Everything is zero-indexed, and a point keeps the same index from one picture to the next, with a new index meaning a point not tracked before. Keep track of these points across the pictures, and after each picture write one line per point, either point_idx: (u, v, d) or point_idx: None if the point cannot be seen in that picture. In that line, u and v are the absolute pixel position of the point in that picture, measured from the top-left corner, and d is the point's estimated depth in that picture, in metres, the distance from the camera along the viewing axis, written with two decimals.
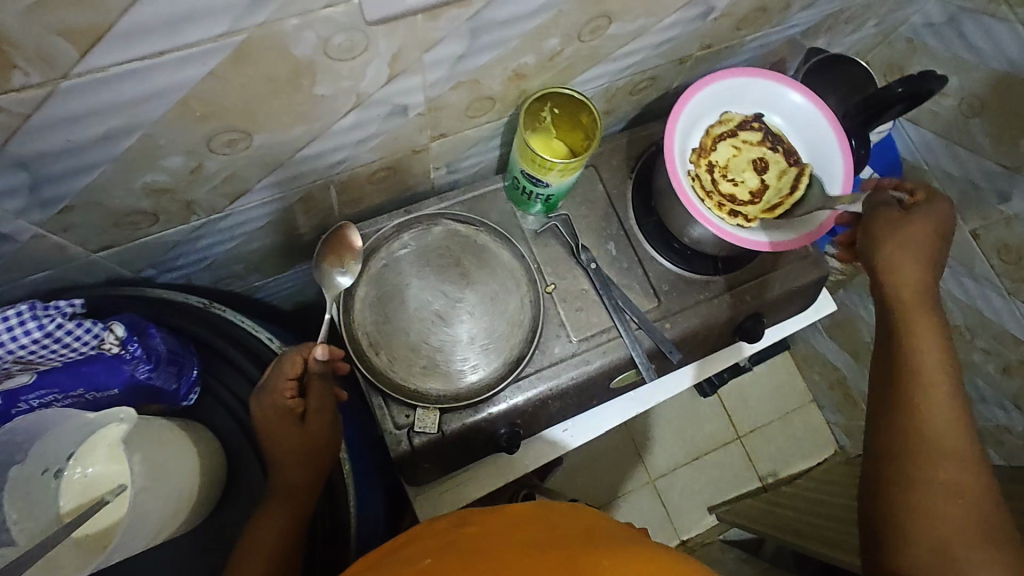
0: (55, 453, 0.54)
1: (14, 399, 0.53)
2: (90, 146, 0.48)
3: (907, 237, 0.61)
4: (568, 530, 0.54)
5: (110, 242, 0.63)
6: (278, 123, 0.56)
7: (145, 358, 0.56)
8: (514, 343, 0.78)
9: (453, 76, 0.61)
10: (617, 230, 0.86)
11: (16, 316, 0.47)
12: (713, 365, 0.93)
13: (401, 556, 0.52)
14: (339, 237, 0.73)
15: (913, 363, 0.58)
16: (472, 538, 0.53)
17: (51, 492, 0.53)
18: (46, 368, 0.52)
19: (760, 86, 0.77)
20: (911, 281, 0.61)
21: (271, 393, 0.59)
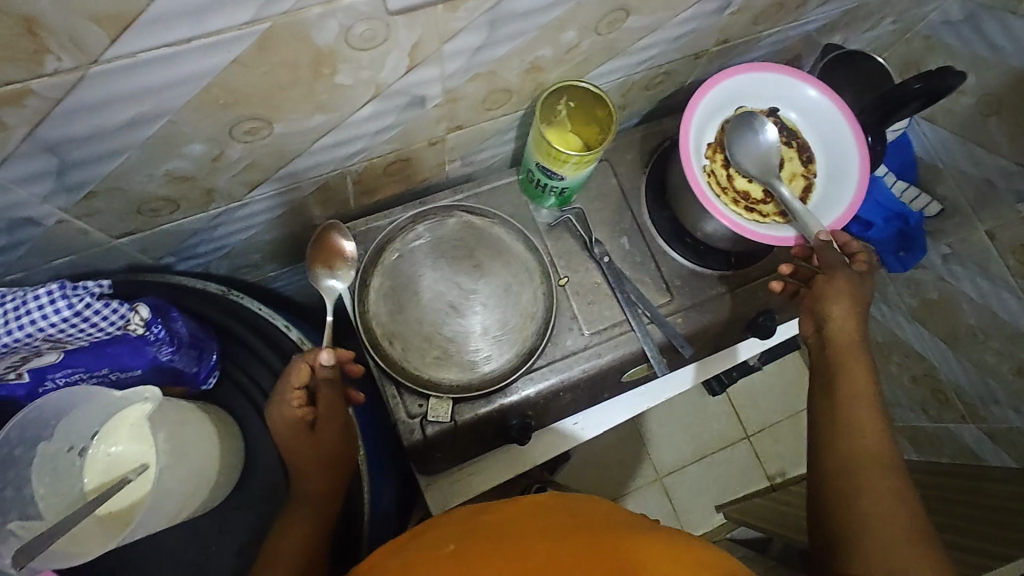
0: (78, 432, 0.54)
1: (42, 377, 0.54)
2: (115, 131, 0.49)
3: (844, 292, 0.65)
4: (584, 517, 0.56)
5: (133, 228, 0.64)
6: (298, 112, 0.56)
7: (168, 341, 0.57)
8: (526, 335, 0.78)
9: (470, 68, 0.61)
10: (630, 224, 0.86)
11: (46, 295, 0.48)
12: (712, 367, 0.91)
13: (426, 543, 0.54)
14: (323, 240, 0.75)
15: (846, 388, 0.61)
16: (492, 528, 0.55)
17: (75, 468, 0.54)
18: (72, 348, 0.53)
19: (775, 80, 0.77)
20: (846, 331, 0.64)
21: (281, 401, 0.59)
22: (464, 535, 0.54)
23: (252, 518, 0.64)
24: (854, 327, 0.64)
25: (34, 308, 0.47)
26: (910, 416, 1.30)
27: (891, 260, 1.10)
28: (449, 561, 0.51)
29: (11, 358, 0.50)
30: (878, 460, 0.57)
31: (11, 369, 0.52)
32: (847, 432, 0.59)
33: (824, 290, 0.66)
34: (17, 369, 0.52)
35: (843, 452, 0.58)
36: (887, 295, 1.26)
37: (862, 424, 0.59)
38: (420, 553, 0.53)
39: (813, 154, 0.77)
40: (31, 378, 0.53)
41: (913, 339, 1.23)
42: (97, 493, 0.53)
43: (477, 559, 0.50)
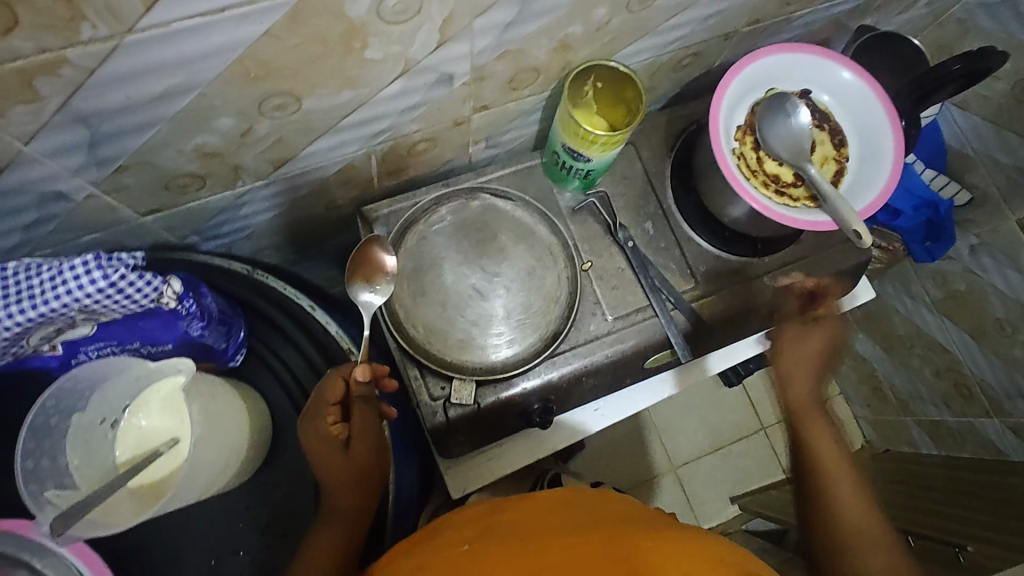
0: (110, 404, 0.54)
1: (75, 349, 0.56)
2: (147, 104, 0.49)
3: (805, 357, 0.76)
4: (600, 512, 0.56)
5: (159, 205, 0.64)
6: (326, 87, 0.56)
7: (199, 316, 0.56)
8: (550, 320, 0.78)
9: (500, 45, 0.60)
10: (655, 209, 0.85)
11: (82, 266, 0.47)
12: (689, 376, 0.90)
13: (442, 542, 0.55)
14: (365, 254, 0.72)
15: (815, 457, 0.73)
16: (506, 526, 0.55)
17: (108, 440, 0.54)
18: (103, 321, 0.54)
19: (808, 62, 0.75)
20: (805, 399, 0.76)
21: (315, 418, 0.59)
22: (478, 535, 0.55)
23: (278, 496, 0.64)
24: (811, 393, 0.76)
25: (70, 279, 0.47)
26: (932, 409, 1.28)
27: (918, 250, 1.08)
28: (464, 559, 0.51)
29: (45, 331, 0.51)
30: (862, 525, 0.68)
31: (47, 342, 0.53)
32: (830, 495, 0.70)
33: (790, 358, 0.77)
34: (51, 341, 0.54)
35: (829, 527, 0.69)
36: (910, 286, 1.23)
37: (834, 483, 0.71)
38: (435, 553, 0.54)
39: (845, 138, 0.75)
40: (66, 349, 0.55)
41: (936, 331, 1.20)
42: (128, 467, 0.53)
43: (490, 555, 0.51)
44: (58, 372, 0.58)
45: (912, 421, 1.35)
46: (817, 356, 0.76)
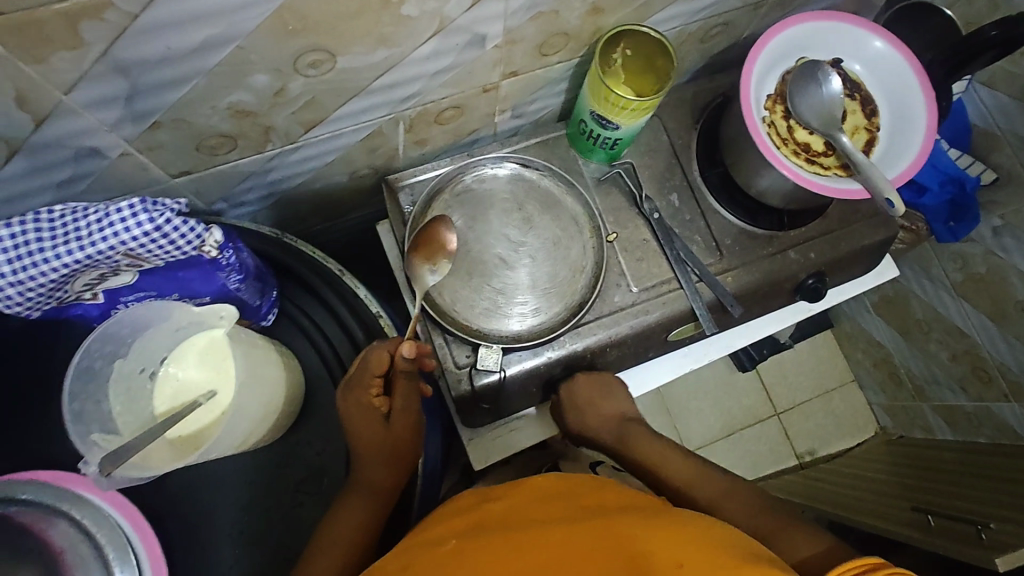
0: (150, 354, 0.55)
1: (116, 298, 0.57)
2: (187, 56, 0.49)
3: (588, 401, 0.77)
4: (594, 501, 0.53)
5: (190, 167, 0.64)
6: (361, 45, 0.55)
7: (237, 269, 0.57)
8: (575, 289, 0.78)
9: (533, 5, 0.60)
10: (681, 181, 0.84)
11: (128, 209, 0.48)
12: (727, 343, 0.91)
13: (427, 541, 0.52)
14: (430, 233, 0.73)
15: (655, 460, 0.73)
16: (495, 520, 0.52)
17: (146, 390, 0.54)
18: (144, 270, 0.54)
19: (840, 31, 0.75)
20: (602, 425, 0.77)
21: (360, 388, 0.60)
22: (466, 530, 0.52)
23: (311, 456, 0.64)
24: (606, 418, 0.77)
25: (117, 222, 0.47)
26: (948, 394, 1.26)
27: (941, 230, 1.07)
28: (450, 557, 0.48)
29: (90, 276, 0.52)
30: (708, 481, 0.69)
31: (89, 289, 0.54)
32: (680, 479, 0.70)
33: (570, 408, 0.77)
34: (92, 290, 0.55)
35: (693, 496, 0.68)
36: (928, 269, 1.21)
37: (676, 463, 0.71)
38: (421, 552, 0.50)
39: (877, 107, 0.75)
40: (106, 299, 0.56)
41: (954, 314, 1.18)
42: (167, 417, 0.53)
43: (479, 549, 0.48)
44: (97, 322, 0.59)
45: (928, 407, 1.33)
46: (610, 409, 0.78)
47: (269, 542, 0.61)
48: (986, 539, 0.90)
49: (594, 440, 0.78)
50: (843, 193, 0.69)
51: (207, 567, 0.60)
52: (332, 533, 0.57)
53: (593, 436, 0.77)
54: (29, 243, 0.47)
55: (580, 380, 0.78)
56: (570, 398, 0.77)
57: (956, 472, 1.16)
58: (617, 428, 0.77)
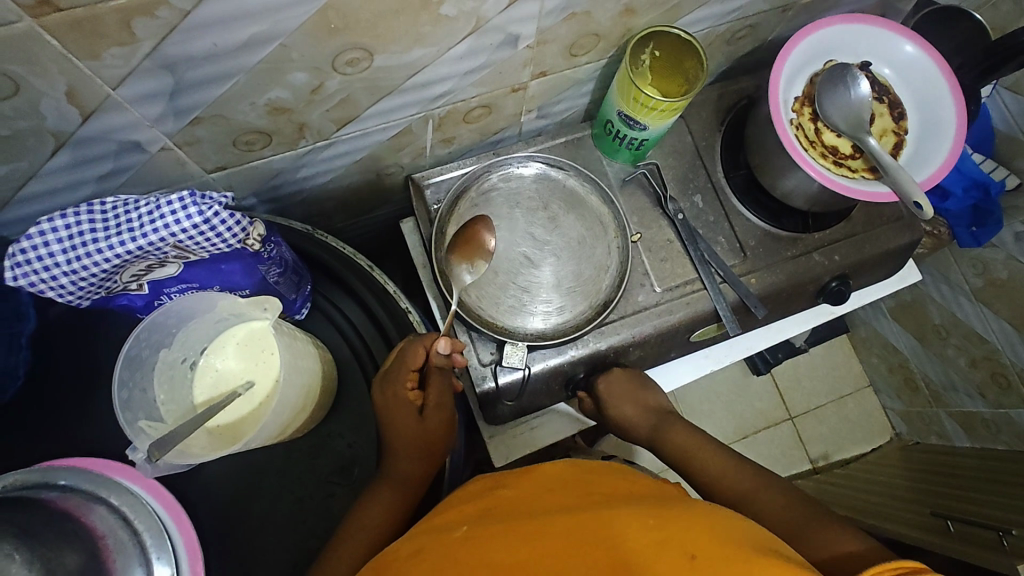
0: (192, 344, 0.56)
1: (159, 289, 0.57)
2: (231, 52, 0.49)
3: (622, 392, 0.78)
4: (603, 492, 0.52)
5: (226, 163, 0.65)
6: (399, 44, 0.56)
7: (277, 262, 0.58)
8: (600, 289, 0.78)
9: (568, 6, 0.60)
10: (705, 182, 0.84)
11: (178, 202, 0.49)
12: (748, 345, 0.91)
13: (437, 526, 0.52)
14: (471, 234, 0.73)
15: (686, 453, 0.73)
16: (505, 507, 0.52)
17: (188, 379, 0.55)
18: (189, 263, 0.56)
19: (870, 35, 0.75)
20: (636, 414, 0.78)
21: (396, 382, 0.61)
22: (476, 516, 0.52)
23: (342, 447, 0.65)
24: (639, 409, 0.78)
25: (167, 215, 0.49)
26: (966, 401, 1.25)
27: (962, 234, 1.05)
28: (462, 541, 0.48)
29: (138, 267, 0.53)
30: (740, 475, 0.67)
31: (136, 280, 0.55)
32: (717, 474, 0.69)
33: (606, 399, 0.78)
34: (139, 281, 0.56)
35: (724, 490, 0.67)
36: (948, 273, 1.20)
37: (707, 456, 0.71)
38: (432, 536, 0.50)
39: (905, 111, 0.75)
40: (150, 290, 0.57)
41: (975, 321, 1.17)
42: (206, 407, 0.54)
43: (491, 535, 0.48)
44: (140, 313, 0.60)
45: (945, 413, 1.32)
46: (645, 402, 0.79)
47: (301, 533, 0.62)
48: (1009, 546, 0.90)
49: (629, 431, 0.79)
50: (872, 196, 0.69)
51: (236, 555, 0.60)
52: (361, 520, 0.58)
53: (628, 427, 0.79)
54: (84, 234, 0.49)
55: (614, 372, 0.79)
56: (608, 388, 0.78)
57: (981, 477, 1.14)
58: (653, 420, 0.78)
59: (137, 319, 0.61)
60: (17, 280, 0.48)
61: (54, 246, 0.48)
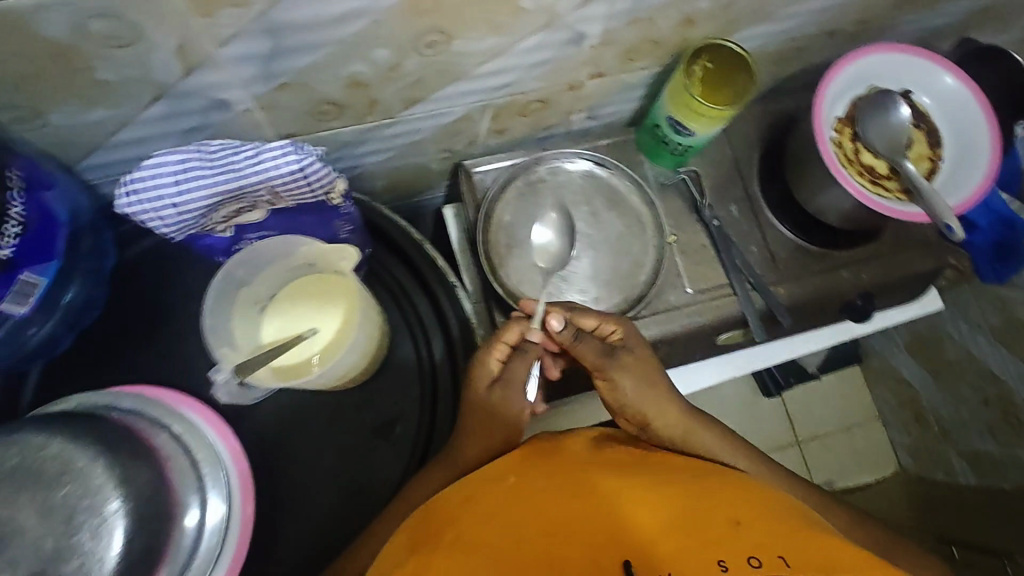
0: (266, 290, 0.62)
1: (241, 235, 0.62)
2: (328, 24, 0.54)
3: (641, 371, 0.64)
4: (645, 459, 0.55)
5: (298, 130, 0.69)
6: (475, 31, 0.60)
7: (350, 220, 0.62)
8: (636, 284, 0.81)
9: (634, 11, 0.65)
10: (741, 193, 0.88)
11: (280, 149, 0.54)
12: (767, 354, 0.94)
13: (487, 476, 0.55)
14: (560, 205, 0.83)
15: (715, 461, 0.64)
16: (548, 464, 0.55)
17: (259, 321, 0.61)
18: (274, 210, 0.61)
19: (914, 64, 0.78)
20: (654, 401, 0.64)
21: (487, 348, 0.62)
22: (521, 470, 0.54)
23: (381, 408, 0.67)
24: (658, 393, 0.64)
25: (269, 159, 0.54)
26: (976, 438, 1.25)
27: (984, 271, 0.96)
28: (513, 492, 0.51)
29: (231, 208, 0.58)
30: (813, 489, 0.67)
31: (225, 223, 0.60)
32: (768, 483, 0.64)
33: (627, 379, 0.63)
34: (227, 224, 0.61)
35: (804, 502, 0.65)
36: (967, 312, 1.21)
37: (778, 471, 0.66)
38: (481, 484, 0.53)
39: (942, 141, 0.78)
40: (234, 235, 0.62)
41: (991, 359, 1.18)
42: (271, 346, 0.59)
43: (541, 489, 0.51)
44: (218, 257, 0.65)
45: (953, 451, 1.31)
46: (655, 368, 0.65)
47: (341, 481, 0.65)
48: None
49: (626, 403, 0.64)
50: (906, 214, 0.72)
51: (278, 496, 0.64)
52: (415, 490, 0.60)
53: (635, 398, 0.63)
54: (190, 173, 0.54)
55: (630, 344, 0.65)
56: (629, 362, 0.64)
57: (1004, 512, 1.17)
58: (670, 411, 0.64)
59: (213, 263, 0.66)
60: (127, 208, 0.54)
61: (164, 180, 0.53)
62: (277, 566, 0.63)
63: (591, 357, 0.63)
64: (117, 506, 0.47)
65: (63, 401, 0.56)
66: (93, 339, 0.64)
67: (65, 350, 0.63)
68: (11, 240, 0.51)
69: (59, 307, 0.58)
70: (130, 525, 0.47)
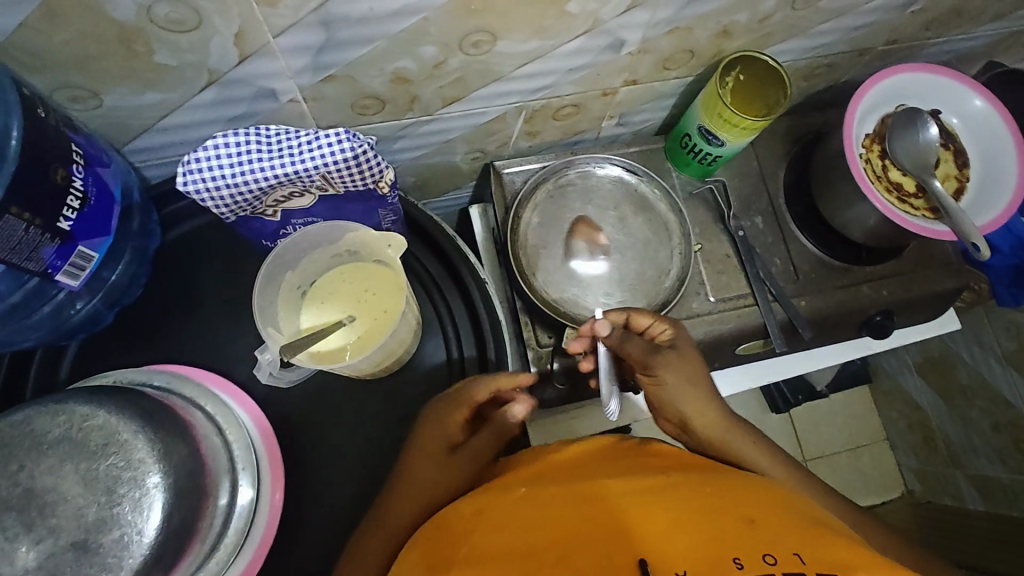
0: (310, 273, 0.65)
1: (288, 219, 0.65)
2: (381, 19, 0.55)
3: (686, 373, 0.67)
4: (656, 462, 0.55)
5: (339, 123, 0.70)
6: (520, 33, 0.61)
7: (394, 212, 0.64)
8: (661, 290, 0.82)
9: (674, 20, 0.66)
10: (766, 206, 0.89)
11: (333, 137, 0.55)
12: (783, 367, 0.95)
13: (496, 486, 0.54)
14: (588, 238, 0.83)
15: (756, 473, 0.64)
16: (559, 472, 0.55)
17: (299, 304, 0.64)
18: (322, 197, 0.63)
19: (941, 84, 0.79)
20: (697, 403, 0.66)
21: (450, 413, 0.61)
22: (531, 479, 0.54)
23: (407, 399, 0.68)
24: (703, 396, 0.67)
25: (322, 146, 0.55)
26: (985, 464, 1.24)
27: (1001, 294, 0.93)
28: (523, 501, 0.51)
29: (280, 194, 0.60)
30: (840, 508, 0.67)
31: (273, 207, 0.62)
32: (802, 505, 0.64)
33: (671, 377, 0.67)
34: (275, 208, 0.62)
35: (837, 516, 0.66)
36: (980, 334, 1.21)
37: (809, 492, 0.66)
38: (493, 495, 0.53)
39: (968, 161, 0.80)
40: (281, 219, 0.64)
41: (1001, 382, 1.17)
42: (311, 331, 0.62)
43: (552, 498, 0.50)
44: (263, 244, 0.67)
45: (962, 475, 1.31)
46: (699, 372, 0.67)
47: (365, 470, 0.65)
48: None
49: (665, 400, 0.67)
50: (933, 232, 0.73)
51: (302, 481, 0.64)
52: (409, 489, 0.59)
53: (673, 397, 0.66)
54: (243, 158, 0.56)
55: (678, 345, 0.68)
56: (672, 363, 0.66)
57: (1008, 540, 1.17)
58: (711, 414, 0.67)
59: (255, 249, 0.68)
60: (186, 187, 0.56)
61: (224, 162, 0.55)
62: (298, 557, 0.63)
63: (636, 354, 0.66)
64: (157, 481, 0.48)
65: (105, 376, 0.58)
66: (131, 319, 0.65)
67: (103, 327, 0.64)
68: (70, 213, 0.52)
69: (105, 286, 0.60)
70: (167, 501, 0.48)
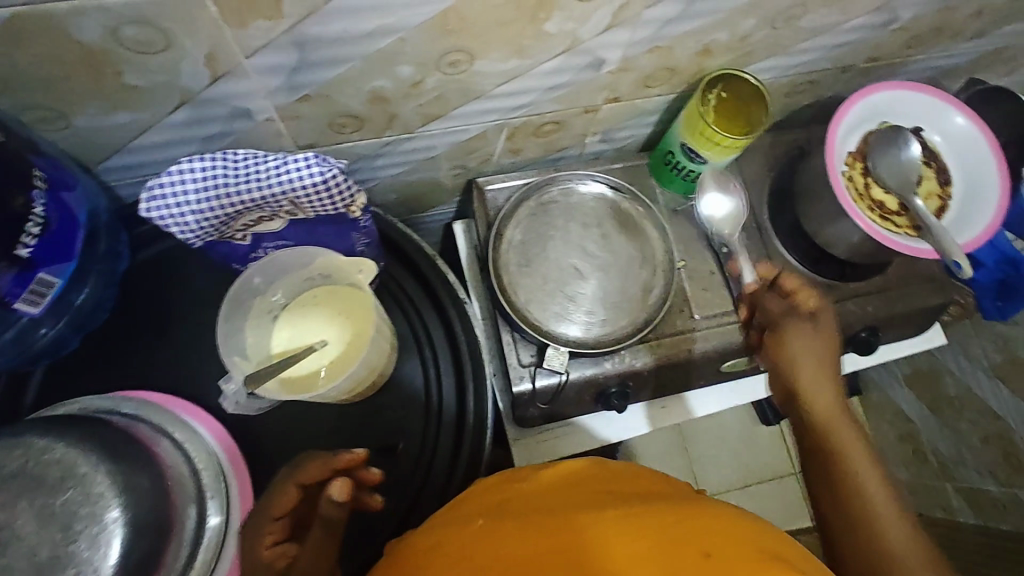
0: (283, 296, 0.64)
1: (258, 242, 0.64)
2: (355, 39, 0.54)
3: (816, 344, 0.69)
4: (624, 491, 0.53)
5: (316, 141, 0.69)
6: (497, 52, 0.61)
7: (368, 234, 0.64)
8: (644, 307, 0.81)
9: (654, 39, 0.66)
10: (750, 222, 0.88)
11: (303, 162, 0.55)
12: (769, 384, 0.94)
13: (457, 518, 0.53)
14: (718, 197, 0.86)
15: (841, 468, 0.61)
16: (523, 502, 0.53)
17: (270, 328, 0.63)
18: (293, 220, 0.62)
19: (923, 101, 0.79)
20: (816, 371, 0.68)
21: (257, 533, 0.55)
22: (491, 510, 0.52)
23: (384, 422, 0.67)
24: (823, 370, 0.68)
25: (291, 169, 0.54)
26: (974, 476, 1.22)
27: (988, 308, 0.92)
28: (483, 535, 0.49)
29: (250, 217, 0.60)
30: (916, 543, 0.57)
31: (243, 230, 0.62)
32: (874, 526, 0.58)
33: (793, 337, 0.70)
34: (244, 232, 0.62)
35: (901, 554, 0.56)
36: (968, 348, 1.20)
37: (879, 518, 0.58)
38: (452, 528, 0.51)
39: (951, 179, 0.80)
40: (251, 242, 0.64)
41: (987, 394, 1.17)
42: (283, 356, 0.61)
43: (508, 534, 0.48)
44: (233, 266, 0.66)
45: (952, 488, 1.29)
46: (831, 350, 0.69)
47: None
48: None
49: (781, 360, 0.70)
50: (916, 250, 0.72)
51: None
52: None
53: (791, 357, 0.69)
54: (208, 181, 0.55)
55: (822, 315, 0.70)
56: (799, 326, 0.70)
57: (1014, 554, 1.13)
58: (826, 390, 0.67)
59: (228, 271, 0.67)
60: (152, 212, 0.56)
61: (190, 186, 0.55)
62: None
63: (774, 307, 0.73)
64: (117, 515, 0.47)
65: (71, 403, 0.57)
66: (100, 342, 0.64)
67: (71, 350, 0.63)
68: (30, 239, 0.51)
69: (71, 309, 0.59)
70: (127, 535, 0.47)
